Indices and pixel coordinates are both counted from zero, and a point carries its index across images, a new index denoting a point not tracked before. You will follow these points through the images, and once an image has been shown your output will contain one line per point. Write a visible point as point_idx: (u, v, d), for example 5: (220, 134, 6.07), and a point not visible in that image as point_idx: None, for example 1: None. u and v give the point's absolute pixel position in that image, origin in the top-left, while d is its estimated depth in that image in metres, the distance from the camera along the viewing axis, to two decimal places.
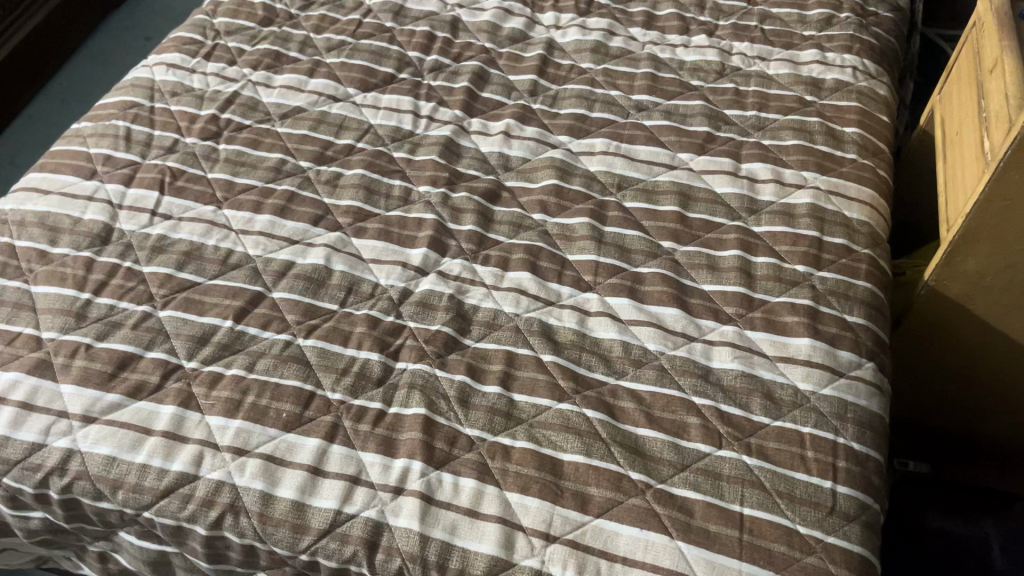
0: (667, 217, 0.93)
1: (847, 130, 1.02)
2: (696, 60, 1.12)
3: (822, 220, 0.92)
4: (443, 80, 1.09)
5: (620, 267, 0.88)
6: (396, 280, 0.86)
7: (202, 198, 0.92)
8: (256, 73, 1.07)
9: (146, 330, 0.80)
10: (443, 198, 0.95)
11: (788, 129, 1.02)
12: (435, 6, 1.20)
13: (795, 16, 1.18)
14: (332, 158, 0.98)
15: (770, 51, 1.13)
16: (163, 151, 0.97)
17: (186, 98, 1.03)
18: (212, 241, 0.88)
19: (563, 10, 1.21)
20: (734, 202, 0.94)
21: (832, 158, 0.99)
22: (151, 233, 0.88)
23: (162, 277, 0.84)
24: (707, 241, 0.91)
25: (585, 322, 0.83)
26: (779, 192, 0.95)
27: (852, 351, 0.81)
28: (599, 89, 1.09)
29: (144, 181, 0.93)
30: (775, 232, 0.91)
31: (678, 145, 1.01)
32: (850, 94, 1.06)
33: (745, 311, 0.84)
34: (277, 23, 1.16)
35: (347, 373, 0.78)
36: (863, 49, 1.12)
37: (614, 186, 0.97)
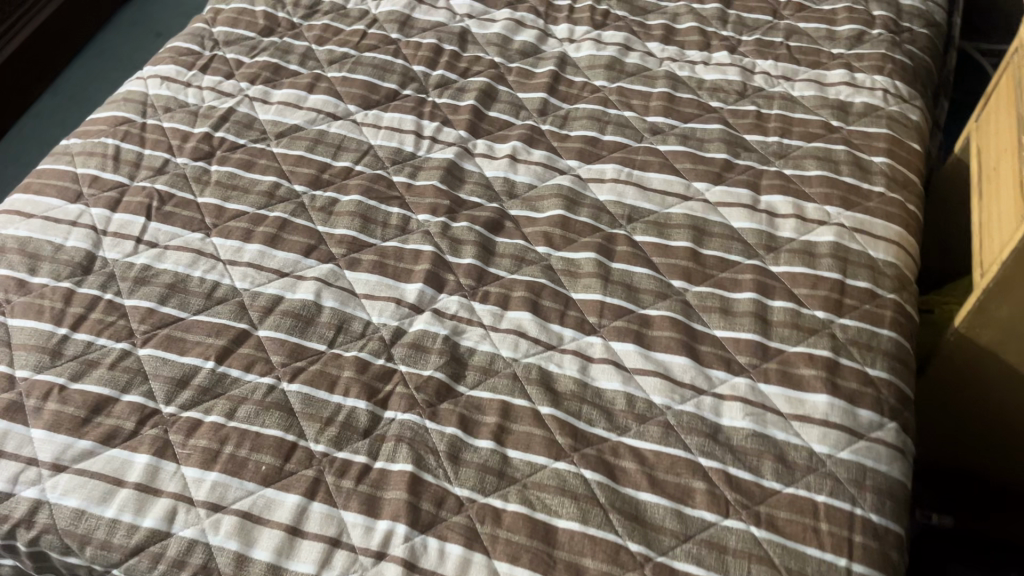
0: (679, 254, 0.87)
1: (875, 159, 0.96)
2: (716, 79, 1.06)
3: (846, 260, 0.86)
4: (449, 98, 1.04)
5: (627, 308, 0.83)
6: (388, 318, 0.82)
7: (190, 225, 0.88)
8: (253, 88, 1.03)
9: (124, 370, 0.76)
10: (443, 228, 0.90)
11: (811, 158, 0.96)
12: (444, 16, 1.15)
13: (824, 31, 1.12)
14: (327, 182, 0.94)
15: (796, 71, 1.07)
16: (152, 172, 0.93)
17: (179, 114, 0.99)
18: (198, 273, 0.84)
19: (577, 22, 1.15)
20: (751, 238, 0.89)
21: (859, 191, 0.93)
22: (134, 262, 0.84)
23: (144, 311, 0.80)
24: (721, 282, 0.85)
25: (587, 369, 0.78)
26: (800, 228, 0.89)
27: (873, 410, 0.75)
28: (612, 109, 1.03)
29: (130, 206, 0.89)
30: (794, 273, 0.85)
31: (694, 173, 0.95)
32: (880, 119, 1.00)
33: (759, 361, 0.79)
34: (278, 33, 1.11)
35: (331, 423, 0.74)
36: (895, 70, 1.06)
37: (624, 218, 0.92)
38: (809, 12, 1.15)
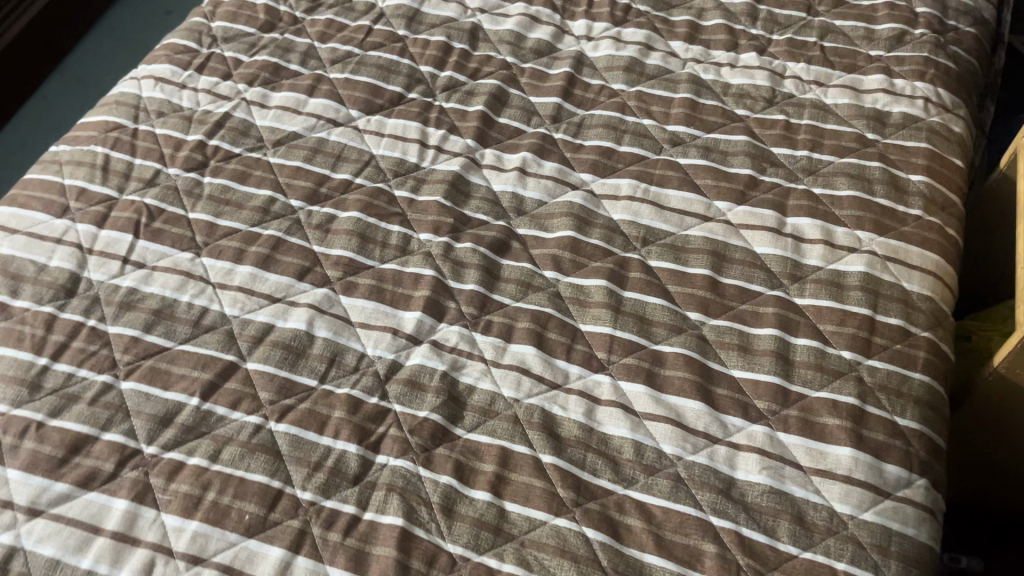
0: (696, 282, 0.82)
1: (913, 178, 0.89)
2: (743, 84, 0.99)
3: (877, 294, 0.80)
4: (456, 102, 0.98)
5: (639, 343, 0.78)
6: (384, 351, 0.77)
7: (180, 243, 0.84)
8: (251, 90, 0.98)
9: (105, 406, 0.72)
10: (445, 249, 0.85)
11: (843, 175, 0.89)
12: (454, 10, 1.08)
13: (861, 30, 1.04)
14: (326, 196, 0.89)
15: (830, 75, 0.99)
16: (141, 185, 0.88)
17: (172, 120, 0.94)
18: (186, 297, 0.80)
19: (596, 17, 1.08)
20: (774, 266, 0.83)
21: (893, 215, 0.86)
22: (120, 285, 0.80)
23: (128, 340, 0.76)
24: (742, 315, 0.79)
25: (593, 413, 0.73)
26: (828, 255, 0.83)
27: (901, 465, 0.70)
28: (630, 117, 0.97)
29: (117, 222, 0.85)
30: (819, 306, 0.79)
31: (715, 191, 0.89)
32: (919, 132, 0.93)
33: (779, 407, 0.73)
34: (279, 28, 1.05)
35: (319, 469, 0.70)
36: (938, 75, 0.98)
37: (639, 240, 0.86)
38: (846, 8, 1.07)
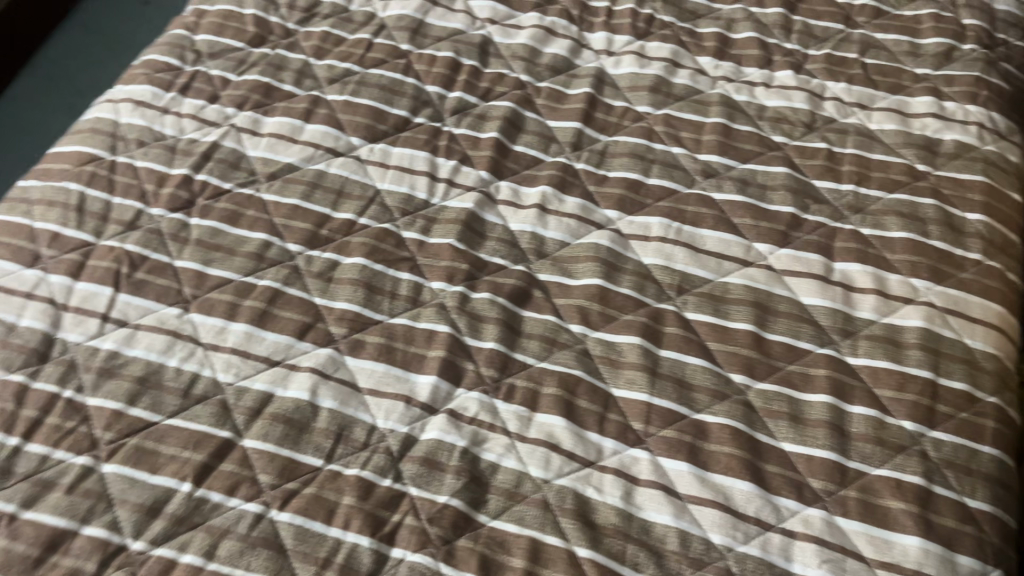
0: (740, 340, 0.74)
1: (969, 217, 0.81)
2: (779, 107, 0.91)
3: (937, 353, 0.73)
4: (468, 128, 0.90)
5: (679, 412, 0.70)
6: (396, 423, 0.69)
7: (166, 297, 0.75)
8: (241, 116, 0.88)
9: (85, 495, 0.64)
10: (460, 301, 0.77)
11: (894, 214, 0.82)
12: (462, 21, 0.99)
13: (905, 45, 0.96)
14: (327, 239, 0.80)
15: (873, 96, 0.91)
16: (121, 228, 0.79)
17: (154, 151, 0.85)
18: (173, 362, 0.71)
19: (616, 29, 0.99)
20: (824, 320, 0.75)
21: (950, 259, 0.78)
22: (100, 347, 0.72)
23: (109, 415, 0.68)
24: (791, 377, 0.72)
25: (632, 495, 0.66)
26: (882, 307, 0.76)
27: (974, 555, 0.63)
28: (658, 144, 0.89)
29: (95, 272, 0.76)
30: (875, 368, 0.72)
31: (755, 232, 0.81)
32: (974, 163, 0.85)
33: (836, 487, 0.66)
34: (270, 42, 0.96)
35: (328, 566, 0.62)
36: (991, 98, 0.90)
37: (674, 288, 0.78)
38: (886, 20, 0.98)
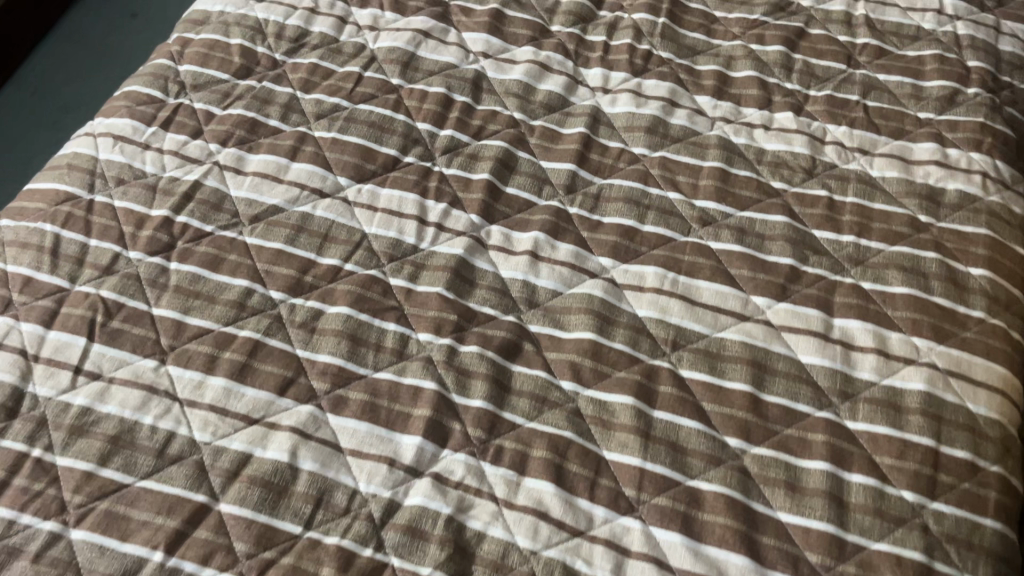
0: (736, 401, 0.72)
1: (973, 272, 0.79)
2: (779, 151, 0.89)
3: (939, 419, 0.70)
4: (459, 168, 0.87)
5: (672, 478, 0.68)
6: (379, 487, 0.67)
7: (141, 348, 0.72)
8: (225, 153, 0.86)
9: (50, 564, 0.61)
10: (448, 355, 0.74)
11: (895, 267, 0.79)
12: (455, 55, 0.96)
13: (908, 87, 0.93)
14: (311, 287, 0.78)
15: (875, 141, 0.89)
16: (97, 273, 0.76)
17: (133, 190, 0.82)
18: (148, 419, 0.69)
19: (613, 66, 0.96)
20: (823, 381, 0.73)
21: (953, 317, 0.76)
22: (71, 403, 0.69)
23: (79, 477, 0.65)
24: (788, 442, 0.70)
25: (622, 568, 0.64)
26: (882, 368, 0.74)
27: None
28: (654, 189, 0.86)
29: (68, 321, 0.73)
30: (875, 434, 0.70)
31: (753, 284, 0.79)
32: (978, 215, 0.83)
33: (834, 562, 0.64)
34: (256, 74, 0.93)
35: None
36: (996, 145, 0.88)
37: (668, 343, 0.76)
38: (890, 60, 0.96)
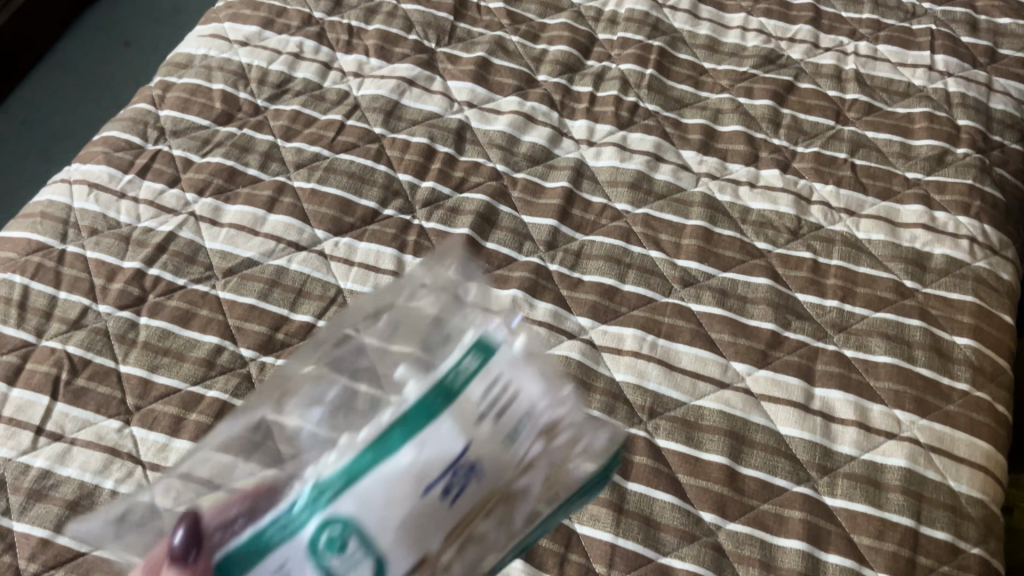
0: (712, 474, 0.70)
1: (958, 341, 0.78)
2: (764, 210, 0.87)
3: (919, 497, 0.69)
4: (439, 222, 0.86)
5: (644, 555, 0.66)
6: None
7: (106, 408, 0.71)
8: (201, 203, 0.84)
9: None
10: None
11: (879, 335, 0.78)
12: (438, 104, 0.95)
13: (897, 146, 0.92)
14: (282, 344, 0.76)
15: (861, 202, 0.88)
16: (65, 327, 0.75)
17: (106, 240, 0.81)
18: (109, 483, 0.67)
19: (599, 117, 0.95)
20: (802, 454, 0.72)
21: (936, 389, 0.75)
22: (31, 465, 0.68)
23: (35, 544, 0.64)
24: (764, 518, 0.68)
25: None
26: (862, 442, 0.72)
27: None
28: (636, 247, 0.85)
29: (32, 378, 0.72)
30: (854, 512, 0.68)
31: (733, 350, 0.77)
32: (964, 281, 0.81)
33: None
34: (237, 120, 0.91)
35: None
36: (984, 209, 0.86)
37: (645, 410, 0.74)
38: (879, 117, 0.95)
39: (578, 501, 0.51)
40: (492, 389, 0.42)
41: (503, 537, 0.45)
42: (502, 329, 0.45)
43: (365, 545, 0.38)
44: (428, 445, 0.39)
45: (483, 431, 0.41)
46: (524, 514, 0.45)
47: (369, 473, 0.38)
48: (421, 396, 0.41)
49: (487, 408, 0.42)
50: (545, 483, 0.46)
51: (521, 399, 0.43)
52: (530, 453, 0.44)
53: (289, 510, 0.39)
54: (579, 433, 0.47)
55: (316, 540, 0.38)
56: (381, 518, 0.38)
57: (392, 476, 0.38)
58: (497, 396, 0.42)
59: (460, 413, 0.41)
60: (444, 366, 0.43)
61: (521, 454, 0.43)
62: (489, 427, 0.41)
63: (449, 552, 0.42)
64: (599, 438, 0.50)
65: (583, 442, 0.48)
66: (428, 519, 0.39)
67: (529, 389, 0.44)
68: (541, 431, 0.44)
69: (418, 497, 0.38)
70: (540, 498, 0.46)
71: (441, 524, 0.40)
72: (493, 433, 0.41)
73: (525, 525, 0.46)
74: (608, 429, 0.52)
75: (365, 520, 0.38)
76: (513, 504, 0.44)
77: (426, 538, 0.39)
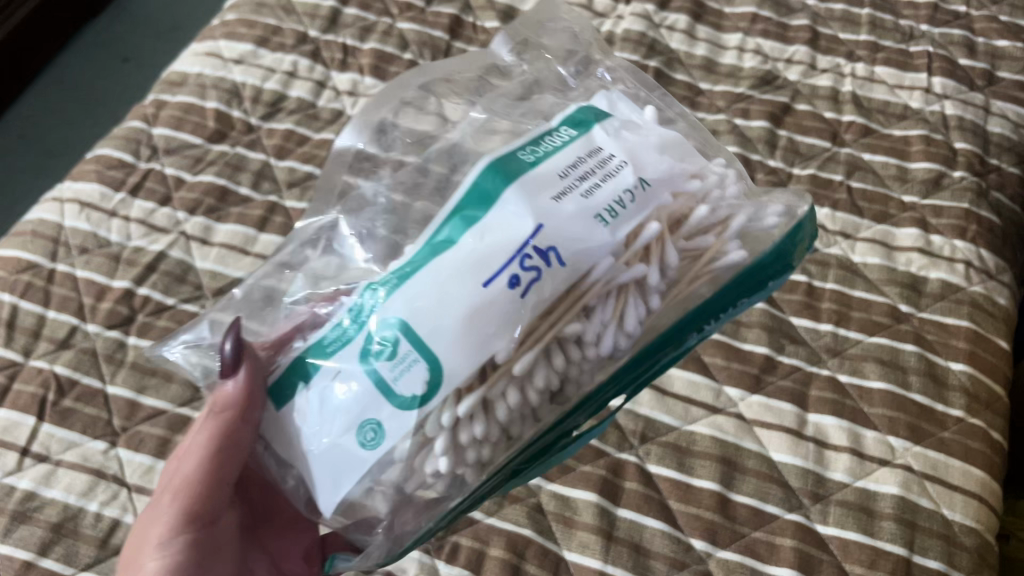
0: (703, 500, 0.70)
1: (953, 366, 0.77)
2: None
3: (913, 526, 0.68)
4: None
5: None
6: None
7: (93, 429, 0.71)
8: (192, 222, 0.84)
9: None
10: None
11: (873, 361, 0.77)
12: None
13: (893, 168, 0.92)
14: None
15: (857, 225, 0.87)
16: (53, 347, 0.75)
17: (97, 259, 0.81)
18: (93, 506, 0.68)
19: None
20: (794, 481, 0.71)
21: (931, 416, 0.74)
22: (16, 487, 0.68)
23: (18, 566, 0.64)
24: (755, 546, 0.68)
25: None
26: (856, 469, 0.71)
27: None
28: None
29: (19, 399, 0.72)
30: (847, 540, 0.68)
31: (727, 374, 0.77)
32: (959, 306, 0.81)
33: None
34: (230, 138, 0.91)
35: None
36: (980, 233, 0.86)
37: (636, 435, 0.73)
38: (875, 139, 0.94)
39: (747, 296, 0.51)
40: (576, 163, 0.48)
41: (623, 342, 0.46)
42: (611, 128, 0.51)
43: (417, 345, 0.43)
44: (494, 235, 0.44)
45: (559, 213, 0.45)
46: (652, 306, 0.46)
47: (431, 263, 0.44)
48: (488, 182, 0.46)
49: (571, 180, 0.47)
50: (678, 268, 0.47)
51: (616, 176, 0.47)
52: (638, 239, 0.46)
53: (346, 324, 0.46)
54: (718, 213, 0.49)
55: (371, 343, 0.44)
56: (437, 308, 0.43)
57: (453, 265, 0.44)
58: (581, 173, 0.47)
59: (528, 190, 0.46)
60: (528, 144, 0.49)
61: (614, 242, 0.45)
62: (569, 203, 0.46)
63: (539, 356, 0.44)
64: (764, 219, 0.50)
65: (726, 223, 0.49)
66: (497, 304, 0.43)
67: (623, 165, 0.48)
68: (649, 204, 0.47)
69: (480, 287, 0.43)
70: (668, 292, 0.47)
71: (512, 312, 0.43)
72: (576, 210, 0.45)
73: (649, 326, 0.47)
74: (779, 208, 0.52)
75: (419, 319, 0.43)
76: (623, 303, 0.46)
77: (491, 337, 0.43)
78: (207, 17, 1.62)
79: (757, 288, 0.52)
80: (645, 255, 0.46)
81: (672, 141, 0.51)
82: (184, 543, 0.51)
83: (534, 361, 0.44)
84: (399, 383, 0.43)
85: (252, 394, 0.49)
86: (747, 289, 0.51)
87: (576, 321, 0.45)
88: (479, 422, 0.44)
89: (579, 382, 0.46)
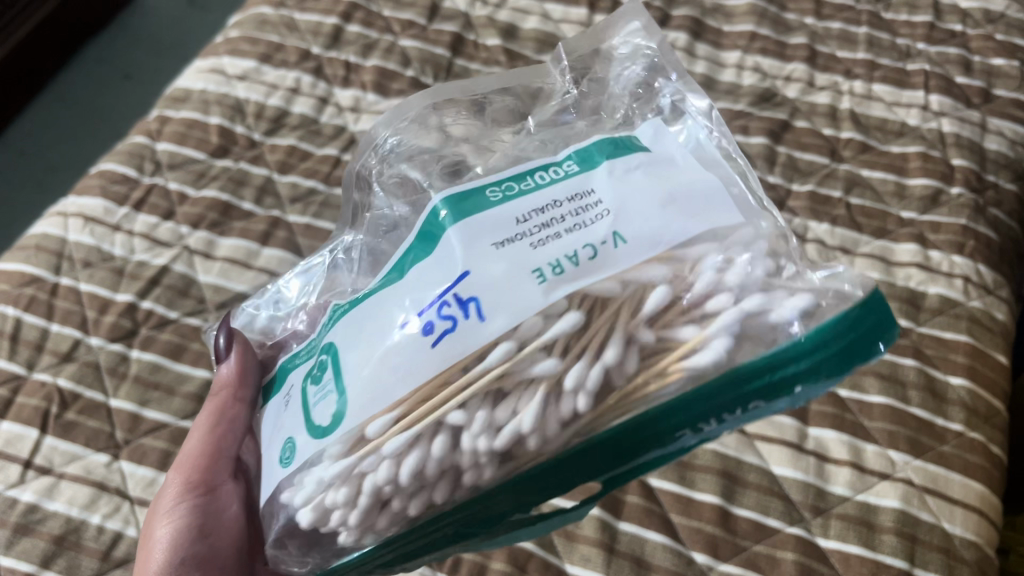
0: (705, 514, 0.70)
1: (953, 381, 0.78)
2: None
3: (913, 540, 0.69)
4: None
5: None
6: None
7: (96, 441, 0.71)
8: (195, 236, 0.85)
9: None
10: None
11: (873, 375, 0.77)
12: None
13: (891, 185, 0.92)
14: None
15: (856, 240, 0.88)
16: (57, 360, 0.76)
17: (100, 273, 0.81)
18: (96, 518, 0.68)
19: None
20: (795, 495, 0.71)
21: (930, 430, 0.74)
22: (18, 499, 0.68)
23: None
24: (757, 559, 0.68)
25: None
26: (856, 483, 0.72)
27: None
28: None
29: (22, 411, 0.72)
30: (847, 553, 0.68)
31: None
32: (958, 321, 0.81)
33: None
34: (233, 154, 0.92)
35: None
36: (978, 249, 0.86)
37: None
38: (874, 155, 0.95)
39: (761, 400, 0.38)
40: (545, 210, 0.41)
41: (535, 440, 0.37)
42: (621, 168, 0.43)
43: (335, 375, 0.40)
44: (426, 276, 0.40)
45: (494, 260, 0.39)
46: (579, 408, 0.37)
47: (377, 294, 0.42)
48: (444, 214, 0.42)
49: (530, 224, 0.41)
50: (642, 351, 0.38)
51: (584, 229, 0.40)
52: (561, 318, 0.38)
53: (315, 344, 0.46)
54: (713, 295, 0.38)
55: (318, 366, 0.43)
56: (360, 342, 0.40)
57: (389, 300, 0.41)
58: (545, 220, 0.41)
59: (478, 231, 0.41)
60: (512, 173, 0.44)
61: (544, 304, 0.38)
62: (507, 254, 0.40)
63: (422, 435, 0.37)
64: (784, 310, 0.38)
65: (716, 314, 0.38)
66: (404, 351, 0.38)
67: (602, 216, 0.41)
68: (607, 269, 0.39)
69: (398, 329, 0.39)
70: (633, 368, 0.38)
71: (413, 366, 0.38)
72: (515, 260, 0.39)
73: (580, 432, 0.37)
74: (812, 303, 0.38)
75: (347, 350, 0.41)
76: (532, 400, 0.37)
77: (388, 390, 0.38)
78: (210, 34, 1.64)
79: (778, 392, 0.38)
80: (571, 347, 0.37)
81: (697, 192, 0.42)
82: (187, 508, 0.54)
83: (407, 443, 0.37)
84: (315, 409, 0.41)
85: (245, 372, 0.53)
86: (759, 392, 0.38)
87: (466, 406, 0.37)
88: (346, 487, 0.38)
89: (478, 473, 0.37)
